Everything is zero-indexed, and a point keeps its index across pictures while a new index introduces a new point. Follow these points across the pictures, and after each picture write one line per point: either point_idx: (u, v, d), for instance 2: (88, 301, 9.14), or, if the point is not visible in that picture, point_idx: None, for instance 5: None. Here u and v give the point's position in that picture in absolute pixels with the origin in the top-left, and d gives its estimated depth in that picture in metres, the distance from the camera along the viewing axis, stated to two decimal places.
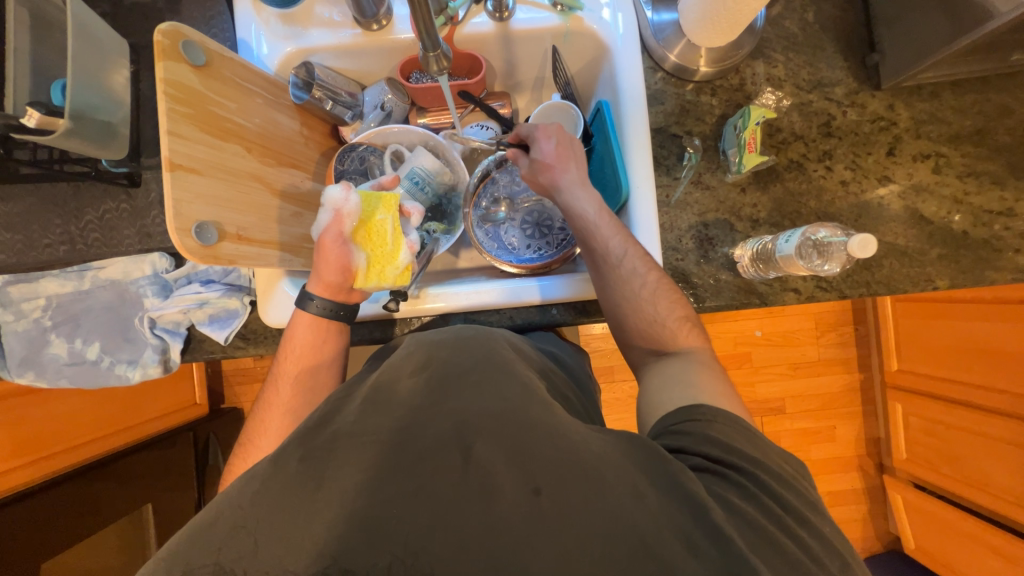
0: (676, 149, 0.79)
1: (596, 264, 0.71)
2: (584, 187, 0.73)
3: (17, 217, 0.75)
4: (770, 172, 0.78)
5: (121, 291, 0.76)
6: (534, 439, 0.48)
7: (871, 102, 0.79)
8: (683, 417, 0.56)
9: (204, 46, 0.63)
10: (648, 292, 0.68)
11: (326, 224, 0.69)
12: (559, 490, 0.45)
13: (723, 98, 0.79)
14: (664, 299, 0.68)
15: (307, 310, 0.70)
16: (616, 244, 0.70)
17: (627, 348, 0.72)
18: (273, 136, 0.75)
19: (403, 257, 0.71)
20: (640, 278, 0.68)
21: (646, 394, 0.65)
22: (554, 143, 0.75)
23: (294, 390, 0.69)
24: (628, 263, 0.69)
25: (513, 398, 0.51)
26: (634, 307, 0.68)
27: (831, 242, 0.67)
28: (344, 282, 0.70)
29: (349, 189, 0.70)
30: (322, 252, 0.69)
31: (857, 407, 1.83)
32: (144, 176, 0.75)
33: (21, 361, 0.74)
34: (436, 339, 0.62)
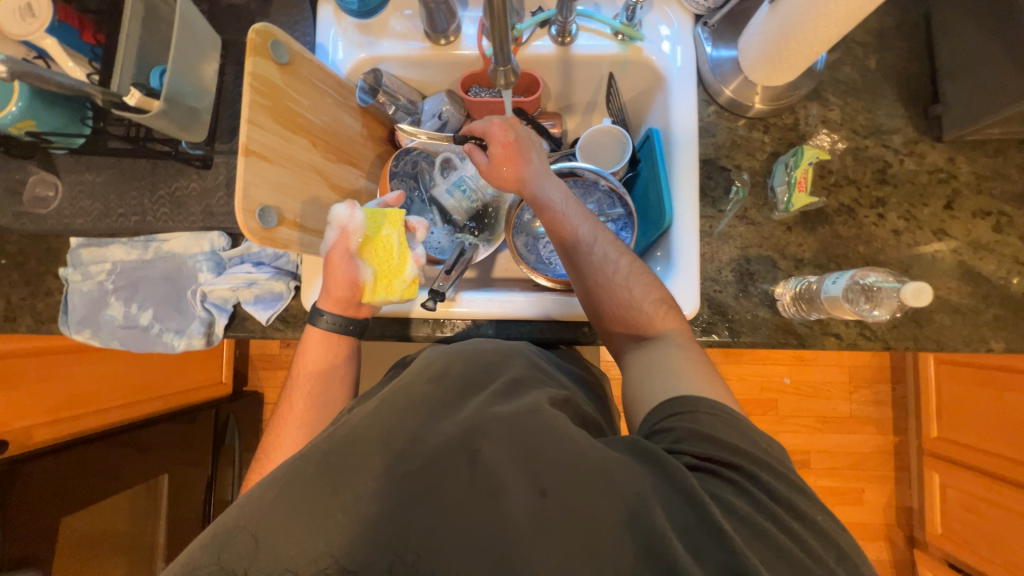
0: (723, 181, 0.80)
1: (569, 257, 0.70)
2: (544, 176, 0.73)
3: (99, 187, 0.81)
4: (819, 213, 0.77)
5: (179, 264, 0.80)
6: (541, 437, 0.48)
7: (930, 153, 0.78)
8: (669, 412, 0.55)
9: (290, 47, 0.68)
10: (622, 277, 0.67)
11: (332, 241, 0.71)
12: (572, 499, 0.44)
13: (776, 136, 0.79)
14: (639, 283, 0.67)
15: (318, 325, 0.73)
16: (584, 230, 0.69)
17: (612, 342, 0.69)
18: (337, 134, 0.80)
19: (409, 271, 0.73)
20: (612, 263, 0.67)
21: (631, 387, 0.63)
22: (509, 131, 0.75)
23: (308, 401, 0.70)
24: (596, 251, 0.68)
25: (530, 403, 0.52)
26: (608, 295, 0.67)
27: (880, 288, 0.66)
28: (352, 296, 0.72)
29: (354, 206, 0.72)
30: (329, 266, 0.71)
31: (888, 471, 1.72)
32: (216, 160, 0.81)
33: (81, 319, 0.79)
34: (448, 346, 0.63)
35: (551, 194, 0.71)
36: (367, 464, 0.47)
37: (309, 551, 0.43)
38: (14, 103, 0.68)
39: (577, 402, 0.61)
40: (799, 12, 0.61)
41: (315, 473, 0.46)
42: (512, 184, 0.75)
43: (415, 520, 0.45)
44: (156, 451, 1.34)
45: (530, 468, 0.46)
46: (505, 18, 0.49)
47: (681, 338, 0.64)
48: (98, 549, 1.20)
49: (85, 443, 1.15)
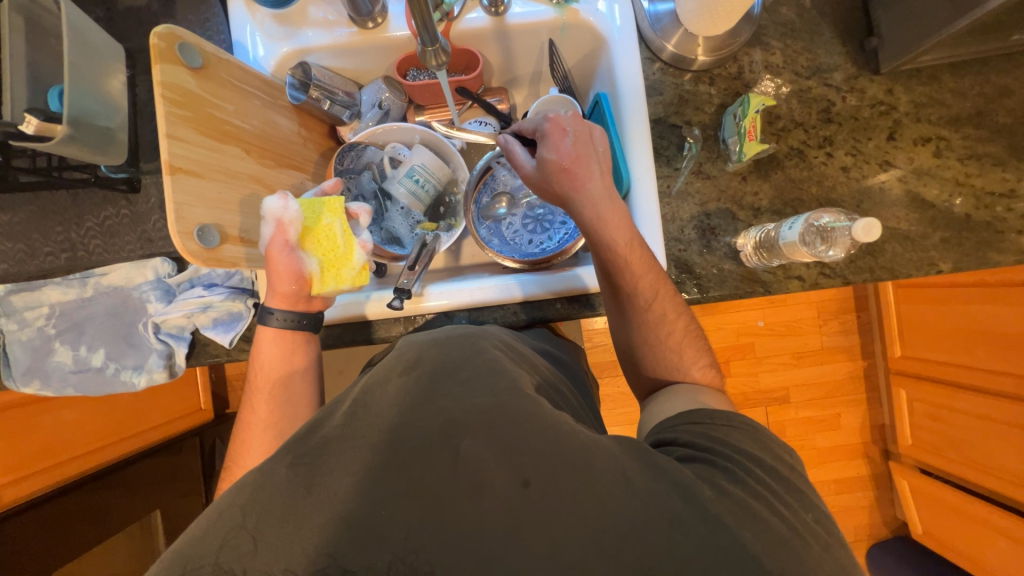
0: (676, 139, 0.79)
1: (617, 292, 0.70)
2: (612, 202, 0.68)
3: (17, 226, 0.75)
4: (772, 160, 0.78)
5: (124, 297, 0.75)
6: (520, 426, 0.49)
7: (871, 87, 0.78)
8: (687, 418, 0.58)
9: (201, 49, 0.62)
10: (673, 341, 0.68)
11: (268, 236, 0.67)
12: (550, 475, 0.45)
13: (722, 86, 0.79)
14: (688, 348, 0.69)
15: (269, 324, 0.70)
16: (648, 270, 0.68)
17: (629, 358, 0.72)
18: (271, 137, 0.75)
19: (356, 258, 0.70)
20: (666, 326, 0.68)
21: (652, 403, 0.67)
22: (576, 147, 0.69)
23: (270, 399, 0.69)
24: (657, 297, 0.68)
25: (491, 395, 0.52)
26: (648, 335, 0.69)
27: (835, 228, 0.67)
28: (298, 290, 0.68)
29: (287, 197, 0.67)
30: (269, 262, 0.67)
31: (860, 394, 1.83)
32: (143, 181, 0.75)
33: (27, 370, 0.74)
34: (427, 339, 0.63)
35: (622, 230, 0.68)
36: (340, 479, 0.46)
37: (294, 562, 0.42)
38: None
39: (548, 389, 0.62)
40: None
41: (291, 495, 0.45)
42: (570, 206, 0.70)
43: (401, 516, 0.44)
44: (140, 489, 1.30)
45: (510, 468, 0.46)
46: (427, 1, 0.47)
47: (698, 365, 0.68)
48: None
49: (45, 502, 1.10)
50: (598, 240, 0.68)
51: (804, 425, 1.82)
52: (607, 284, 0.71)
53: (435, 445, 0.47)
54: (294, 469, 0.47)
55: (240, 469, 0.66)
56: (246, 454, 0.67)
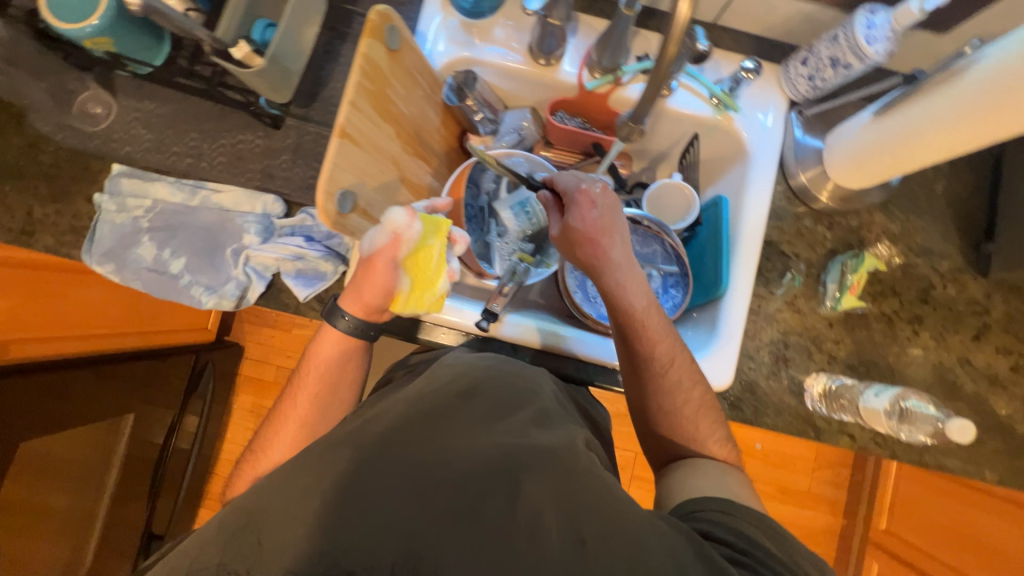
0: (780, 265, 0.81)
1: (635, 359, 0.69)
2: (631, 269, 0.69)
3: (156, 118, 0.77)
4: (863, 318, 0.80)
5: (225, 219, 0.77)
6: (586, 484, 0.48)
7: (972, 285, 0.81)
8: (714, 506, 0.56)
9: (402, 35, 0.66)
10: (689, 410, 0.68)
11: (378, 245, 0.65)
12: (605, 543, 0.44)
13: (838, 234, 0.82)
14: (704, 419, 0.68)
15: (336, 325, 0.70)
16: (665, 334, 0.69)
17: (650, 428, 0.70)
18: (418, 127, 0.78)
19: (443, 288, 0.70)
20: (682, 394, 0.68)
21: (672, 474, 0.65)
22: (602, 216, 0.69)
23: (311, 395, 0.70)
24: (673, 365, 0.68)
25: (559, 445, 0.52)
26: (668, 400, 0.68)
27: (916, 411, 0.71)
28: (380, 302, 0.68)
29: (412, 215, 0.66)
30: (368, 268, 0.67)
31: (830, 550, 1.80)
32: (287, 123, 0.78)
33: (106, 251, 0.75)
34: (473, 364, 0.64)
35: (640, 296, 0.68)
36: None
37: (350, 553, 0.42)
38: (98, 14, 0.62)
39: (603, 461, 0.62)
40: (909, 122, 0.63)
41: (358, 485, 0.45)
42: (593, 268, 0.69)
43: (455, 542, 0.42)
44: (127, 388, 1.27)
45: None
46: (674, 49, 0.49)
47: (719, 434, 0.68)
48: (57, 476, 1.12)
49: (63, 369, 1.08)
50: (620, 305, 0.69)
51: None
52: (624, 350, 0.70)
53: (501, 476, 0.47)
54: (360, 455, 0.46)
55: (272, 450, 0.68)
56: (273, 443, 0.68)
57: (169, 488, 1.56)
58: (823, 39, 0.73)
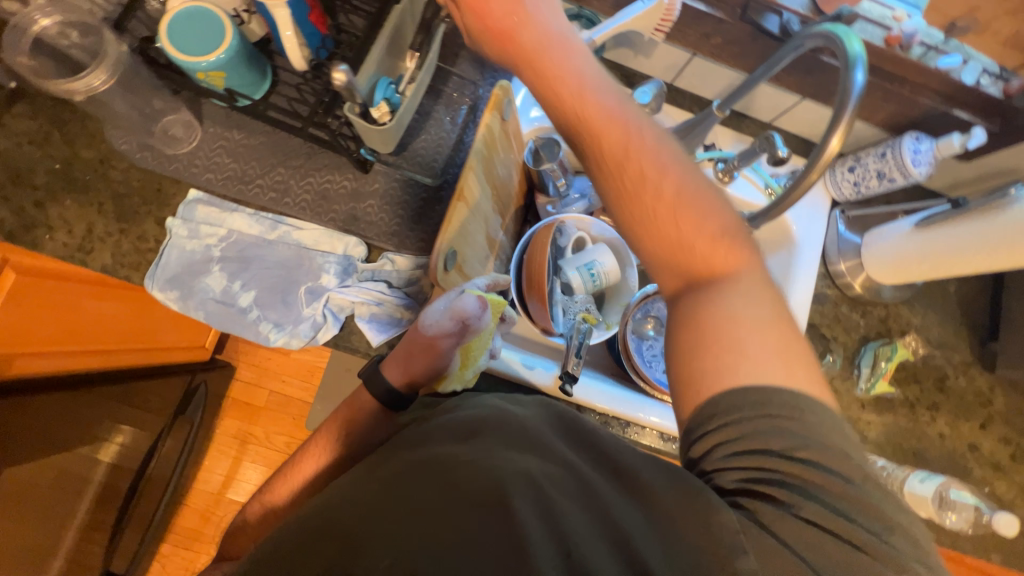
0: (820, 346, 0.88)
1: (619, 171, 0.49)
2: (578, 55, 0.52)
3: (243, 150, 0.76)
4: (889, 402, 0.88)
5: (302, 256, 0.76)
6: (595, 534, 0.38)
7: (978, 378, 0.91)
8: (699, 424, 0.43)
9: (511, 107, 0.71)
10: (758, 310, 0.44)
11: (445, 331, 0.58)
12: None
13: (869, 322, 0.90)
14: (776, 320, 0.44)
15: (371, 390, 0.62)
16: (642, 137, 0.50)
17: (685, 317, 0.46)
18: (504, 187, 0.81)
19: (484, 360, 0.68)
20: (745, 297, 0.44)
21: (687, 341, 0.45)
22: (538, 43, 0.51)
23: (311, 465, 0.62)
24: (709, 243, 0.47)
25: (572, 483, 0.40)
26: (655, 240, 0.48)
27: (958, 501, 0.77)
28: (425, 378, 0.61)
29: (484, 305, 0.60)
30: (424, 348, 0.59)
31: None
32: (376, 168, 0.79)
33: (172, 278, 0.72)
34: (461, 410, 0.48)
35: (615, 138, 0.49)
36: None
37: None
38: (217, 52, 0.63)
39: None
40: (938, 236, 0.73)
41: None
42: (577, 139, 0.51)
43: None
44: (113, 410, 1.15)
45: None
46: (813, 177, 0.57)
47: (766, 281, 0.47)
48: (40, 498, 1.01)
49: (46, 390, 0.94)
50: (579, 116, 0.50)
51: None
52: (594, 169, 0.51)
53: (483, 506, 0.37)
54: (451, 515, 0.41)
55: (269, 504, 0.62)
56: (266, 503, 0.62)
57: (137, 521, 1.40)
58: (871, 153, 0.83)
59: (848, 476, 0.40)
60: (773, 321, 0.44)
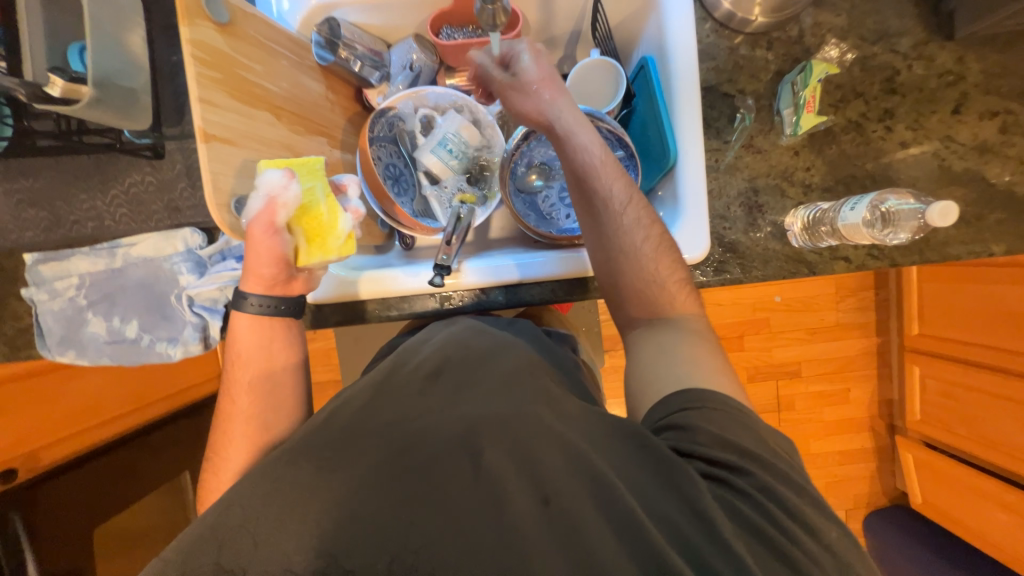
0: (727, 109, 0.74)
1: (592, 203, 0.66)
2: (567, 103, 0.68)
3: (40, 193, 0.72)
4: (829, 134, 0.74)
5: (155, 268, 0.73)
6: (545, 444, 0.49)
7: (939, 55, 0.73)
8: (678, 406, 0.55)
9: (227, 3, 0.57)
10: (650, 246, 0.65)
11: (253, 212, 0.58)
12: (564, 494, 0.46)
13: (780, 52, 0.73)
14: (664, 257, 0.65)
15: (244, 311, 0.63)
16: (582, 147, 0.66)
17: (618, 275, 0.66)
18: (300, 100, 0.70)
19: (343, 225, 0.64)
20: (642, 230, 0.65)
21: (637, 280, 0.65)
22: (546, 86, 0.67)
23: (250, 407, 0.62)
24: (631, 201, 0.66)
25: (521, 405, 0.54)
26: (619, 224, 0.65)
27: (899, 211, 0.66)
28: (282, 272, 0.62)
29: (289, 176, 0.59)
30: (256, 242, 0.59)
31: (871, 369, 1.85)
32: (167, 148, 0.71)
33: (61, 340, 0.73)
34: (425, 352, 0.63)
35: (586, 152, 0.66)
36: None
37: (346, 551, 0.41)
38: None
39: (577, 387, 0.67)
40: None
41: None
42: (564, 148, 0.67)
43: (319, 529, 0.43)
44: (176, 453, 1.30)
45: (540, 480, 0.47)
46: None
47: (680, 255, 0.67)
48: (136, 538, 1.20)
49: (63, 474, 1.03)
50: (556, 135, 0.67)
51: (813, 399, 1.85)
52: (585, 213, 0.67)
53: None
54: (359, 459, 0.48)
55: (223, 465, 0.60)
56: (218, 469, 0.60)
57: None
58: None
59: (815, 529, 0.46)
60: (682, 293, 0.65)
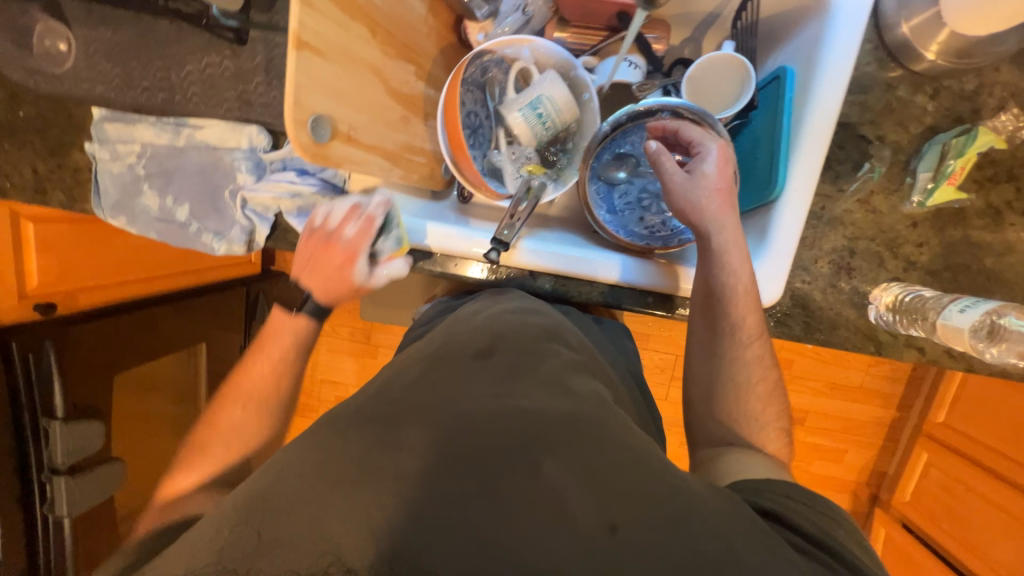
0: (856, 154, 0.65)
1: (714, 316, 0.63)
2: (727, 208, 0.63)
3: (118, 48, 0.69)
4: (959, 213, 0.65)
5: (216, 158, 0.71)
6: (609, 454, 0.44)
7: None
8: (755, 488, 0.52)
9: None
10: (754, 373, 0.63)
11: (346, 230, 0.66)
12: (642, 528, 0.40)
13: (943, 105, 0.63)
14: (766, 393, 0.63)
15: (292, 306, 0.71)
16: (728, 258, 0.62)
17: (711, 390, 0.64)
18: (398, 20, 0.64)
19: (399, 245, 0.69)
20: (751, 354, 0.63)
21: (731, 396, 0.63)
22: (711, 179, 0.63)
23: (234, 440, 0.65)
24: (753, 325, 0.63)
25: (584, 406, 0.49)
26: (741, 356, 0.63)
27: (1014, 330, 0.58)
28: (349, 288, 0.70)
29: (374, 202, 0.66)
30: (330, 258, 0.67)
31: (877, 440, 1.80)
32: (251, 35, 0.67)
33: (115, 204, 0.73)
34: (477, 326, 0.61)
35: (729, 262, 0.62)
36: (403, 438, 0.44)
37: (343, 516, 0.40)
38: None
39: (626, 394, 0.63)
40: None
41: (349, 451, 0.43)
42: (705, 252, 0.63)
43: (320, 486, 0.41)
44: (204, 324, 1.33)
45: (600, 499, 0.41)
46: None
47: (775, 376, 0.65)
48: (150, 391, 1.21)
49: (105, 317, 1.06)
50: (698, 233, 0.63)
51: (808, 449, 1.83)
52: (704, 318, 0.64)
53: None
54: (392, 428, 0.45)
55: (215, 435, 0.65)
56: (180, 480, 0.61)
57: None
58: None
59: None
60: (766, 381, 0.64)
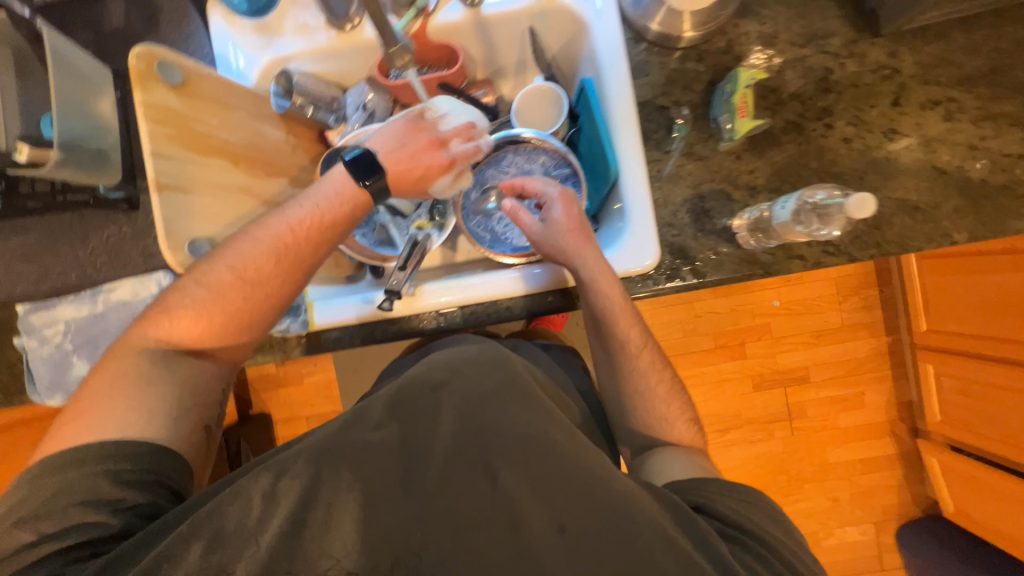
0: (664, 121, 0.76)
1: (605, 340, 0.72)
2: (591, 247, 0.71)
3: (30, 249, 0.78)
4: (767, 135, 0.75)
5: (132, 311, 0.77)
6: (561, 467, 0.48)
7: (871, 51, 0.74)
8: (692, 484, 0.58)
9: (181, 65, 0.63)
10: (648, 383, 0.71)
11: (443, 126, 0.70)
12: (589, 524, 0.45)
13: (711, 62, 0.76)
14: (666, 395, 0.71)
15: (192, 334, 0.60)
16: (601, 291, 0.70)
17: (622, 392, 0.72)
18: (259, 147, 0.75)
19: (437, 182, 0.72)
20: (641, 368, 0.71)
21: (634, 395, 0.71)
22: (568, 228, 0.71)
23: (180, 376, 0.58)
24: (639, 344, 0.71)
25: (535, 422, 0.52)
26: (636, 369, 0.72)
27: (830, 205, 0.64)
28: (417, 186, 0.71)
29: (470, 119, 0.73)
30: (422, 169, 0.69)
31: (885, 371, 1.77)
32: (142, 199, 0.77)
33: (49, 384, 0.77)
34: (438, 359, 0.62)
35: (604, 295, 0.70)
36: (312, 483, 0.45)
37: None
38: None
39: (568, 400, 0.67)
40: None
41: None
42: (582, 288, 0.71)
43: None
44: None
45: (551, 502, 0.46)
46: None
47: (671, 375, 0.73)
48: None
49: None
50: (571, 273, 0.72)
51: (826, 405, 1.77)
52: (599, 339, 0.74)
53: None
54: None
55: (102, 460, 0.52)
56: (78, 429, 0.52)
57: None
58: None
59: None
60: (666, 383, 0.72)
